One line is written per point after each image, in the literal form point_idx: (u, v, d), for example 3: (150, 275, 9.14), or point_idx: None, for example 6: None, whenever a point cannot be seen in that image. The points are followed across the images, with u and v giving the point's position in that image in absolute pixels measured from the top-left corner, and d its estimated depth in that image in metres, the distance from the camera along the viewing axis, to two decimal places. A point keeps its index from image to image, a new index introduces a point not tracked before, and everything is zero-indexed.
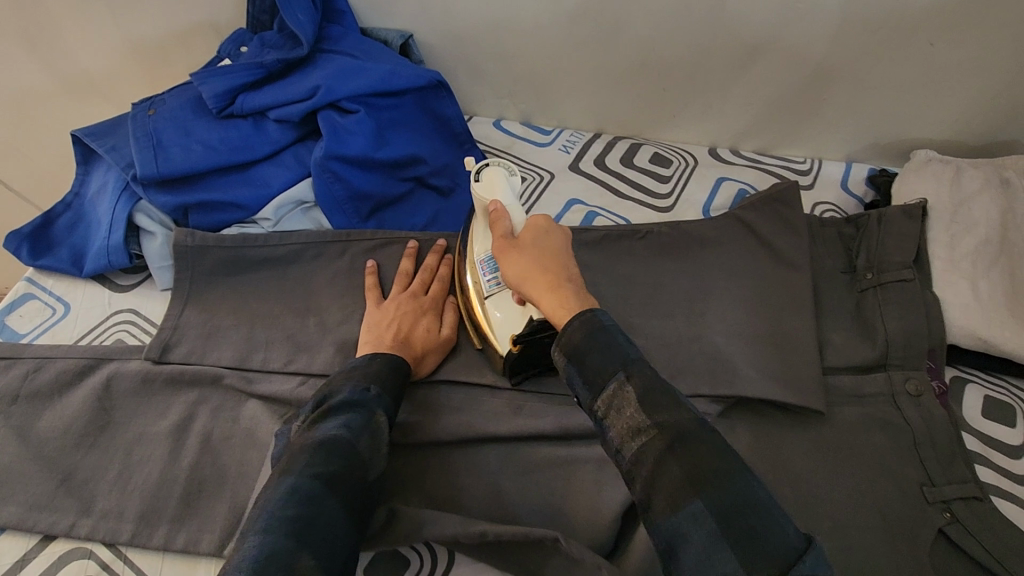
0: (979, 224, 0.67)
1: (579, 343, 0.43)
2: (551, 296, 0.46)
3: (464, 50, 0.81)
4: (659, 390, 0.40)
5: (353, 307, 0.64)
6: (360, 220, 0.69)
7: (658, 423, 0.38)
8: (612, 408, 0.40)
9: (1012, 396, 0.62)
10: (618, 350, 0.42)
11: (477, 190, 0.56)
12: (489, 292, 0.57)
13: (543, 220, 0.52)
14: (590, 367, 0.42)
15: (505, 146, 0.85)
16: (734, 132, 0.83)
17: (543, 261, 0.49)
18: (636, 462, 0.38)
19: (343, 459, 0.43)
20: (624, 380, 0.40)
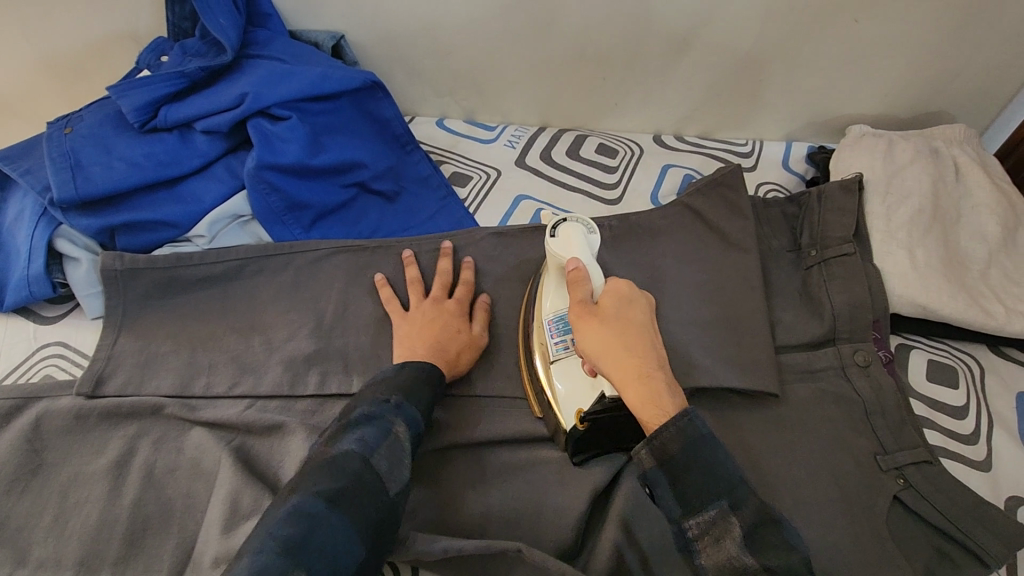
0: (911, 195, 0.69)
1: (677, 456, 0.44)
2: (640, 387, 0.47)
3: (398, 49, 0.79)
4: (764, 526, 0.42)
5: (301, 322, 0.62)
6: (302, 231, 0.67)
7: (765, 566, 0.40)
8: (709, 535, 0.42)
9: (954, 358, 0.64)
10: (719, 473, 0.43)
11: (554, 245, 0.56)
12: (554, 355, 0.54)
13: (625, 288, 0.54)
14: (689, 488, 0.43)
15: (449, 145, 0.84)
16: (677, 118, 0.84)
17: (628, 339, 0.50)
18: None
19: (353, 475, 0.41)
20: (728, 514, 0.42)
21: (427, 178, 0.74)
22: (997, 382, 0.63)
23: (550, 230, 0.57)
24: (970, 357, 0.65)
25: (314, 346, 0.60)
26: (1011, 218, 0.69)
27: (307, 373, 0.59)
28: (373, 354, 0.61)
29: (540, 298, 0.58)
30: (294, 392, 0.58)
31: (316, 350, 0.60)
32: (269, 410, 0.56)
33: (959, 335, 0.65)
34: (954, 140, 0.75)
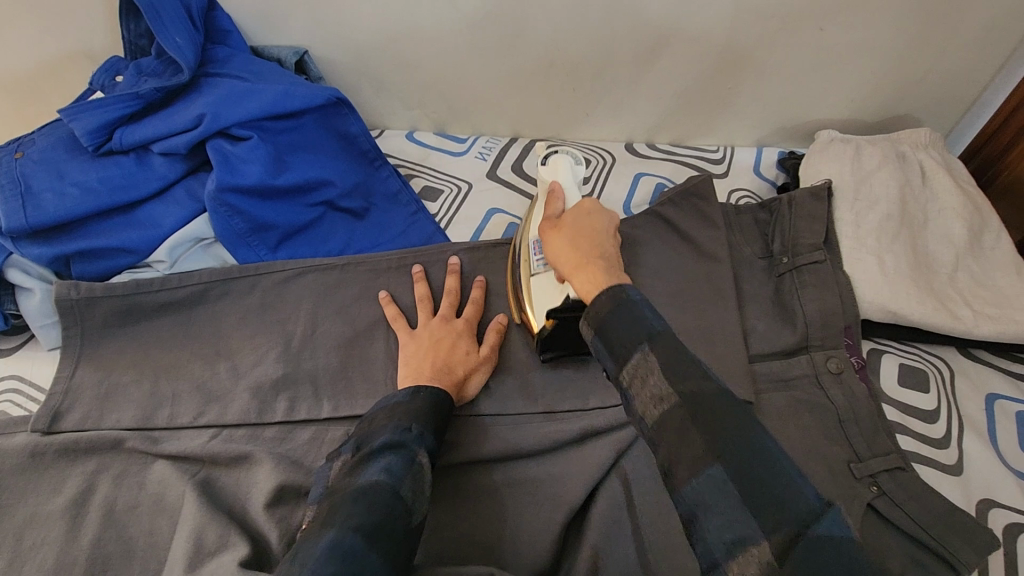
0: (880, 200, 0.70)
1: (607, 316, 0.44)
2: (585, 269, 0.50)
3: (365, 63, 0.78)
4: (680, 361, 0.40)
5: (268, 346, 0.61)
6: (268, 252, 0.66)
7: (677, 390, 0.38)
8: (636, 376, 0.41)
9: (925, 362, 0.65)
10: (642, 323, 0.43)
11: (543, 171, 0.64)
12: (536, 270, 0.59)
13: (589, 206, 0.58)
14: (617, 338, 0.43)
15: (419, 158, 0.82)
16: (648, 126, 0.84)
17: (580, 239, 0.54)
18: (656, 428, 0.38)
19: (385, 507, 0.40)
20: (648, 352, 0.41)
21: (397, 194, 0.73)
22: (967, 385, 0.63)
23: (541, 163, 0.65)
24: (941, 360, 0.65)
25: (282, 371, 0.59)
26: (977, 221, 0.70)
27: (275, 400, 0.57)
28: (343, 377, 0.59)
29: (527, 227, 0.64)
30: (261, 420, 0.56)
31: (284, 375, 0.59)
32: (235, 440, 0.55)
33: (929, 339, 0.66)
34: (921, 144, 0.76)
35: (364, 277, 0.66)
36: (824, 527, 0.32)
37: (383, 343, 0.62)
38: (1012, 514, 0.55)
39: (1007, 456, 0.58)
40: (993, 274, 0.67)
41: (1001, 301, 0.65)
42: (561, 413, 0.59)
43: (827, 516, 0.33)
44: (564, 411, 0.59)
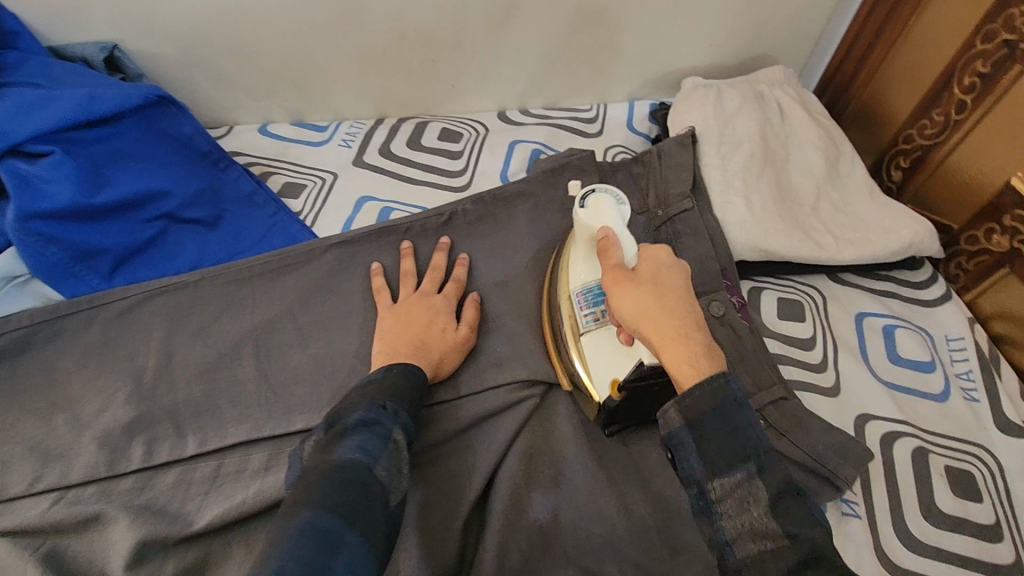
0: (743, 142, 0.71)
1: (706, 416, 0.40)
2: (679, 346, 0.42)
3: (193, 54, 0.70)
4: (788, 496, 0.38)
5: (114, 387, 0.54)
6: (103, 280, 0.58)
7: (788, 533, 0.36)
8: (733, 498, 0.39)
9: (800, 292, 0.68)
10: (742, 434, 0.40)
11: (582, 216, 0.53)
12: (586, 327, 0.54)
13: (663, 255, 0.49)
14: (712, 446, 0.40)
15: (276, 153, 0.76)
16: (517, 92, 0.81)
17: (666, 300, 0.45)
18: (750, 564, 0.36)
19: (361, 488, 0.39)
20: (754, 479, 0.38)
21: (250, 195, 0.66)
22: (838, 309, 0.67)
23: (578, 202, 0.55)
24: (813, 288, 0.68)
25: (134, 412, 0.52)
26: (833, 151, 0.73)
27: (128, 446, 0.51)
28: (208, 406, 0.54)
29: (568, 269, 0.57)
30: (115, 471, 0.50)
31: (137, 416, 0.52)
32: (84, 500, 0.48)
33: (801, 269, 0.69)
34: (777, 82, 0.78)
35: (225, 290, 0.59)
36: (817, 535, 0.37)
37: (251, 361, 0.56)
38: (886, 423, 0.58)
39: (876, 369, 0.62)
40: (851, 200, 0.71)
41: (859, 224, 0.68)
42: (457, 400, 0.56)
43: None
44: (456, 398, 0.56)
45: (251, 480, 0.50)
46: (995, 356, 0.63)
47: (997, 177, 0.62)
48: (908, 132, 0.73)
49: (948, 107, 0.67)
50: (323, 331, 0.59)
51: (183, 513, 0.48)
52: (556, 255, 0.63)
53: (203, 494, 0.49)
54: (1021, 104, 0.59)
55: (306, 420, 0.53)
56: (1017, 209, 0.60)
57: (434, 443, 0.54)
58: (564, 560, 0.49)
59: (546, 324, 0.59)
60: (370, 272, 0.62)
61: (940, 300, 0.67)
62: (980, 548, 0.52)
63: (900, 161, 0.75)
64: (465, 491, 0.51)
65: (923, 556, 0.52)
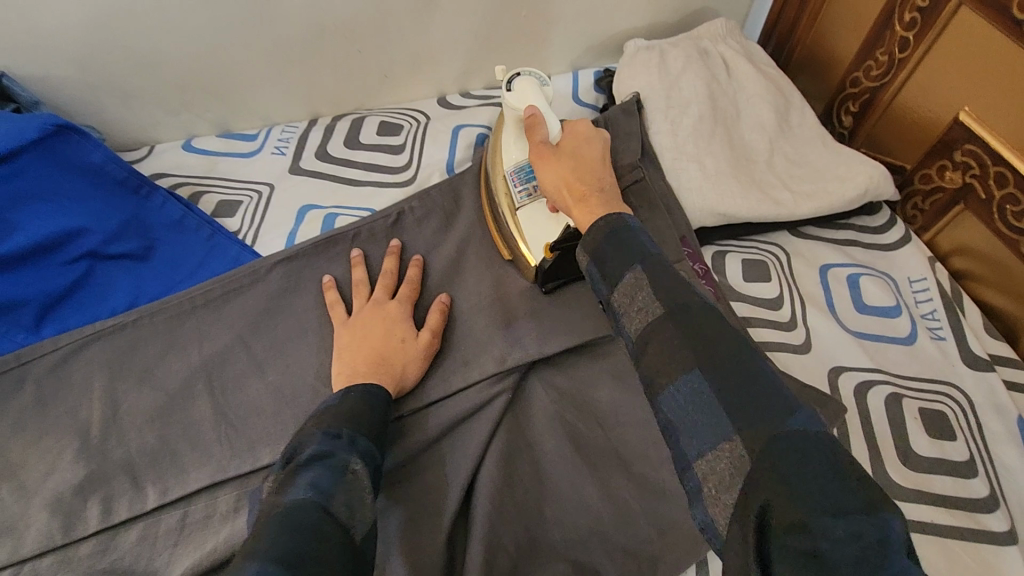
0: (691, 102, 0.69)
1: (602, 241, 0.43)
2: (583, 202, 0.49)
3: (95, 73, 0.64)
4: (669, 279, 0.39)
5: (58, 449, 0.50)
6: (30, 333, 0.54)
7: (665, 305, 0.37)
8: (627, 296, 0.40)
9: (763, 252, 0.67)
10: (633, 245, 0.42)
11: (511, 99, 0.59)
12: (520, 203, 0.60)
13: (581, 129, 0.55)
14: (609, 260, 0.42)
15: (205, 169, 0.71)
16: (454, 74, 0.77)
17: (580, 170, 0.51)
18: (641, 342, 0.38)
19: (313, 528, 0.36)
20: (639, 272, 0.40)
21: (181, 220, 0.62)
22: (802, 264, 0.66)
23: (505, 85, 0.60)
24: (776, 246, 0.68)
25: (83, 472, 0.49)
26: (782, 103, 0.72)
27: (83, 508, 0.48)
28: (165, 453, 0.51)
29: (503, 152, 0.62)
30: (71, 536, 0.47)
31: (89, 475, 0.49)
32: (41, 572, 0.45)
33: (762, 228, 0.68)
34: (719, 36, 0.76)
35: (165, 328, 0.56)
36: (797, 430, 0.30)
37: (206, 398, 0.53)
38: (859, 373, 0.59)
39: (845, 321, 0.62)
40: (805, 151, 0.69)
41: (814, 175, 0.67)
42: (427, 408, 0.54)
43: (800, 414, 0.31)
44: (428, 408, 0.55)
45: (220, 524, 0.48)
46: (957, 292, 0.63)
47: (944, 114, 0.62)
48: (854, 76, 0.72)
49: (890, 46, 0.66)
50: (279, 355, 0.56)
51: (153, 568, 0.46)
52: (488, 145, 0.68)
53: (171, 546, 0.47)
54: (961, 35, 0.58)
55: (272, 453, 0.51)
56: (966, 143, 0.60)
57: (409, 457, 0.52)
58: (554, 557, 0.48)
59: (490, 223, 0.64)
60: (322, 287, 0.59)
61: (900, 243, 0.67)
62: (959, 485, 0.53)
63: (849, 106, 0.74)
64: (447, 502, 0.50)
65: (904, 500, 0.52)
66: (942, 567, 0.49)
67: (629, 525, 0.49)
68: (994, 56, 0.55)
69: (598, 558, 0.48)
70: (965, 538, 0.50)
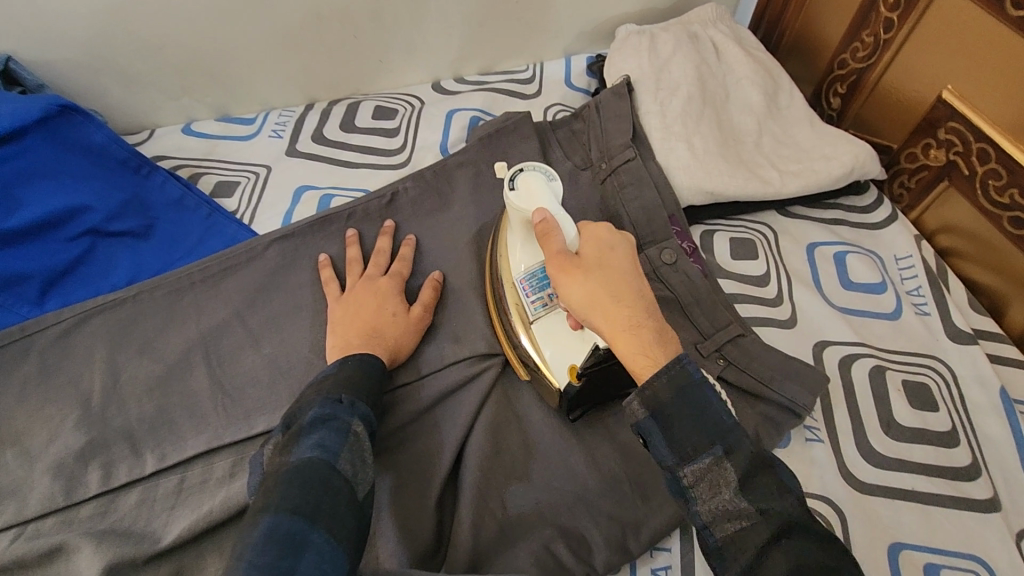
0: (680, 85, 0.71)
1: (670, 403, 0.38)
2: (634, 333, 0.41)
3: (97, 58, 0.66)
4: (759, 472, 0.37)
5: (61, 416, 0.52)
6: (34, 307, 0.56)
7: (760, 509, 0.35)
8: (704, 483, 0.37)
9: (751, 231, 0.68)
10: (708, 416, 0.38)
11: (516, 200, 0.50)
12: (535, 315, 0.52)
13: (605, 235, 0.47)
14: (681, 435, 0.38)
15: (204, 152, 0.72)
16: (449, 59, 0.78)
17: (615, 287, 0.43)
18: (729, 544, 0.36)
19: (322, 485, 0.38)
20: (723, 461, 0.37)
21: (181, 200, 0.63)
22: (790, 242, 0.67)
23: (508, 183, 0.51)
24: (764, 225, 0.69)
25: (85, 438, 0.51)
26: (771, 85, 0.73)
27: (84, 472, 0.49)
28: (164, 422, 0.52)
29: (509, 255, 0.54)
30: (73, 499, 0.48)
31: (90, 441, 0.50)
32: (45, 532, 0.47)
33: (750, 208, 0.69)
34: (709, 20, 0.77)
35: (165, 301, 0.57)
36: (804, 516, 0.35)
37: (203, 369, 0.55)
38: (844, 346, 0.60)
39: (831, 296, 0.63)
40: (793, 131, 0.70)
41: (802, 155, 0.68)
42: (419, 380, 0.56)
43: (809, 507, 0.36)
44: (420, 380, 0.56)
45: (217, 488, 0.49)
46: (943, 269, 0.64)
47: (929, 93, 0.63)
48: (841, 58, 0.73)
49: (876, 27, 0.67)
50: (275, 328, 0.57)
51: (150, 530, 0.47)
52: (489, 244, 0.61)
53: (168, 509, 0.48)
54: (945, 15, 0.59)
55: (267, 422, 0.52)
56: (950, 121, 0.60)
57: (400, 426, 0.53)
58: (541, 521, 0.50)
59: (498, 329, 0.57)
60: (318, 264, 0.60)
61: (886, 222, 0.68)
62: (940, 454, 0.54)
63: (837, 88, 0.75)
64: (437, 468, 0.51)
65: (886, 469, 0.53)
66: (920, 532, 0.50)
67: (615, 491, 0.50)
68: (977, 34, 0.56)
69: (584, 522, 0.49)
70: (946, 505, 0.51)
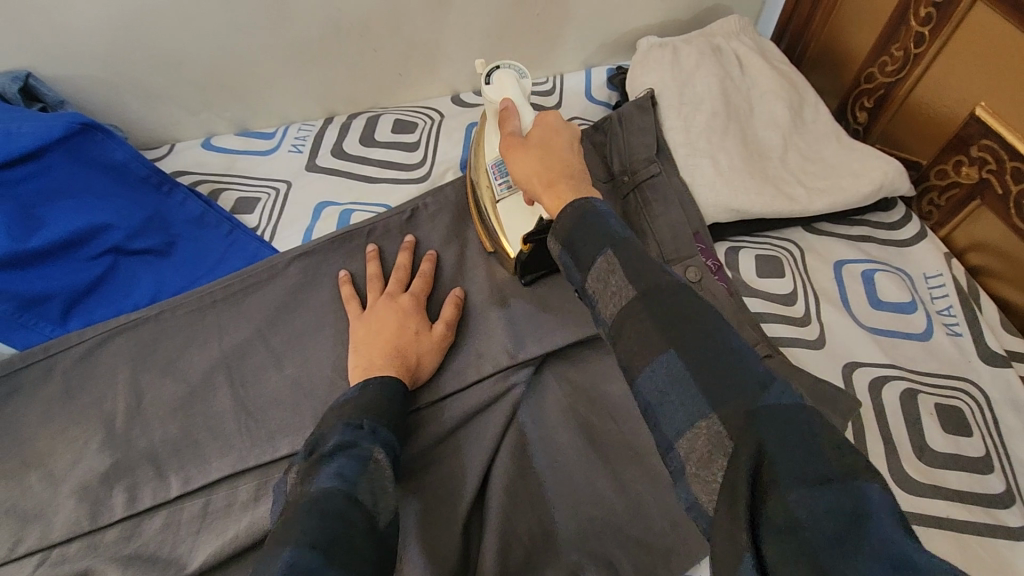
0: (704, 99, 0.70)
1: (573, 229, 0.43)
2: (551, 190, 0.48)
3: (118, 73, 0.66)
4: (645, 260, 0.39)
5: (84, 438, 0.51)
6: (57, 326, 0.56)
7: (643, 290, 0.37)
8: (602, 282, 0.40)
9: (776, 248, 0.67)
10: (606, 231, 0.42)
11: (489, 91, 0.59)
12: (501, 195, 0.59)
13: (551, 119, 0.54)
14: (582, 245, 0.42)
15: (224, 167, 0.72)
16: (468, 72, 0.78)
17: (546, 157, 0.51)
18: (621, 337, 0.37)
19: (340, 517, 0.37)
20: (611, 256, 0.40)
21: (202, 216, 0.63)
22: (816, 260, 0.66)
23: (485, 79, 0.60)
24: (790, 243, 0.68)
25: (108, 461, 0.50)
26: (796, 99, 0.72)
27: (108, 495, 0.49)
28: (187, 444, 0.52)
29: (486, 148, 0.62)
30: (97, 523, 0.48)
31: (114, 464, 0.50)
32: (70, 558, 0.47)
33: (776, 224, 0.68)
34: (732, 33, 0.76)
35: (187, 321, 0.57)
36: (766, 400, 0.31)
37: (226, 390, 0.54)
38: (874, 368, 0.59)
39: (859, 316, 0.62)
40: (819, 147, 0.69)
41: (829, 171, 0.67)
42: (442, 401, 0.55)
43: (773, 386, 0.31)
44: (444, 400, 0.55)
45: (241, 513, 0.49)
46: (974, 288, 0.63)
47: (960, 110, 0.61)
48: (869, 71, 0.72)
49: (906, 41, 0.66)
50: (297, 348, 0.57)
51: (176, 556, 0.47)
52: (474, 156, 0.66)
53: (194, 534, 0.48)
54: (978, 31, 0.58)
55: (291, 444, 0.52)
56: (982, 138, 0.59)
57: (425, 449, 0.53)
58: (568, 548, 0.49)
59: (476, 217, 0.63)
60: (339, 281, 0.60)
61: (915, 239, 0.67)
62: (975, 481, 0.53)
63: (863, 101, 0.74)
64: (463, 493, 0.51)
65: (920, 496, 0.52)
66: (958, 562, 0.49)
67: (643, 517, 0.49)
68: (1012, 51, 0.55)
69: (613, 550, 0.49)
70: (981, 533, 0.50)
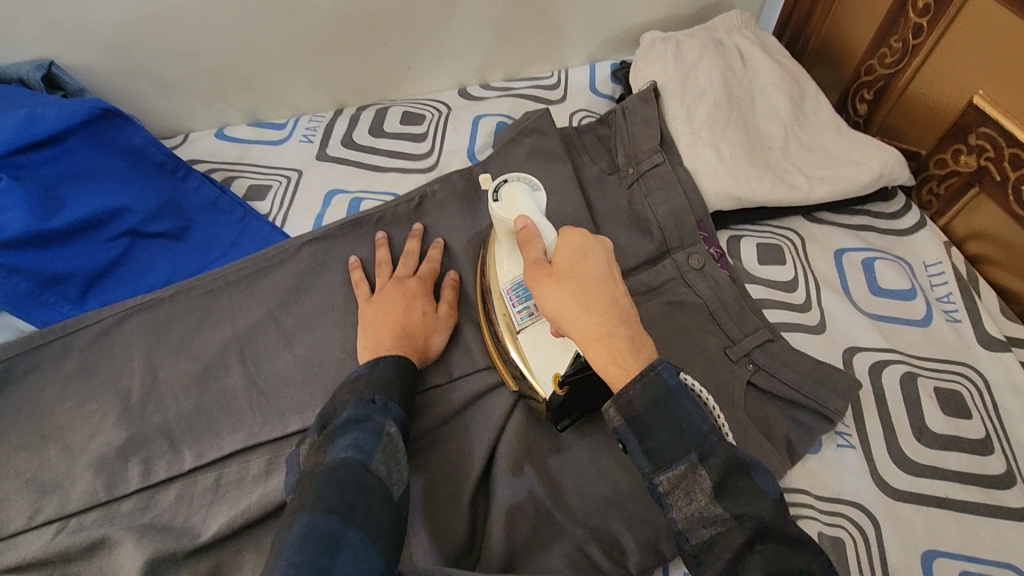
0: (706, 91, 0.71)
1: (643, 411, 0.39)
2: (606, 343, 0.40)
3: (136, 64, 0.68)
4: (734, 476, 0.37)
5: (100, 412, 0.53)
6: (75, 305, 0.57)
7: (734, 514, 0.36)
8: (680, 490, 0.38)
9: (778, 236, 0.68)
10: (685, 423, 0.38)
11: (498, 211, 0.51)
12: (521, 325, 0.52)
13: (578, 239, 0.44)
14: (657, 440, 0.39)
15: (237, 156, 0.74)
16: (475, 66, 0.79)
17: (590, 297, 0.41)
18: (706, 549, 0.36)
19: (356, 485, 0.39)
20: (696, 466, 0.38)
21: (215, 202, 0.65)
22: (817, 247, 0.67)
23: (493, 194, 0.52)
24: (791, 231, 0.69)
25: (123, 434, 0.52)
26: (797, 91, 0.73)
27: (124, 467, 0.50)
28: (201, 419, 0.53)
29: (496, 265, 0.56)
30: (114, 493, 0.49)
31: (130, 437, 0.51)
32: (86, 526, 0.48)
33: (777, 213, 0.69)
34: (734, 27, 0.78)
35: (201, 302, 0.58)
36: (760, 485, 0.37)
37: (239, 368, 0.56)
38: (874, 352, 0.60)
39: (860, 302, 0.63)
40: (819, 137, 0.71)
41: (829, 161, 0.69)
42: (449, 381, 0.56)
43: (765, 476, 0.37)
44: (451, 381, 0.57)
45: (253, 485, 0.50)
46: (974, 276, 0.64)
47: (959, 99, 0.63)
48: (869, 63, 0.73)
49: (905, 32, 0.67)
50: (307, 329, 0.58)
51: (189, 526, 0.48)
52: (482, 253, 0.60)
53: (208, 505, 0.49)
54: (975, 22, 0.59)
55: (302, 420, 0.53)
56: (980, 126, 0.60)
57: (432, 427, 0.54)
58: (572, 523, 0.50)
59: (489, 335, 0.56)
60: (348, 266, 0.61)
61: (915, 228, 0.68)
62: (973, 462, 0.54)
63: (864, 94, 0.75)
64: (469, 469, 0.52)
65: (918, 476, 0.53)
66: (955, 539, 0.50)
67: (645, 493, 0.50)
68: (1008, 39, 0.56)
69: (616, 525, 0.49)
70: (978, 512, 0.51)
